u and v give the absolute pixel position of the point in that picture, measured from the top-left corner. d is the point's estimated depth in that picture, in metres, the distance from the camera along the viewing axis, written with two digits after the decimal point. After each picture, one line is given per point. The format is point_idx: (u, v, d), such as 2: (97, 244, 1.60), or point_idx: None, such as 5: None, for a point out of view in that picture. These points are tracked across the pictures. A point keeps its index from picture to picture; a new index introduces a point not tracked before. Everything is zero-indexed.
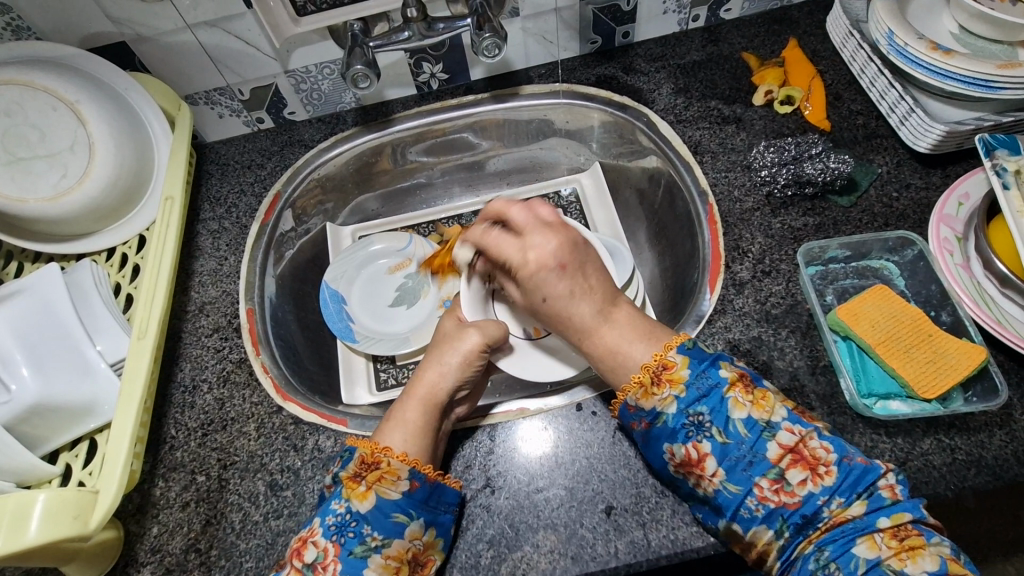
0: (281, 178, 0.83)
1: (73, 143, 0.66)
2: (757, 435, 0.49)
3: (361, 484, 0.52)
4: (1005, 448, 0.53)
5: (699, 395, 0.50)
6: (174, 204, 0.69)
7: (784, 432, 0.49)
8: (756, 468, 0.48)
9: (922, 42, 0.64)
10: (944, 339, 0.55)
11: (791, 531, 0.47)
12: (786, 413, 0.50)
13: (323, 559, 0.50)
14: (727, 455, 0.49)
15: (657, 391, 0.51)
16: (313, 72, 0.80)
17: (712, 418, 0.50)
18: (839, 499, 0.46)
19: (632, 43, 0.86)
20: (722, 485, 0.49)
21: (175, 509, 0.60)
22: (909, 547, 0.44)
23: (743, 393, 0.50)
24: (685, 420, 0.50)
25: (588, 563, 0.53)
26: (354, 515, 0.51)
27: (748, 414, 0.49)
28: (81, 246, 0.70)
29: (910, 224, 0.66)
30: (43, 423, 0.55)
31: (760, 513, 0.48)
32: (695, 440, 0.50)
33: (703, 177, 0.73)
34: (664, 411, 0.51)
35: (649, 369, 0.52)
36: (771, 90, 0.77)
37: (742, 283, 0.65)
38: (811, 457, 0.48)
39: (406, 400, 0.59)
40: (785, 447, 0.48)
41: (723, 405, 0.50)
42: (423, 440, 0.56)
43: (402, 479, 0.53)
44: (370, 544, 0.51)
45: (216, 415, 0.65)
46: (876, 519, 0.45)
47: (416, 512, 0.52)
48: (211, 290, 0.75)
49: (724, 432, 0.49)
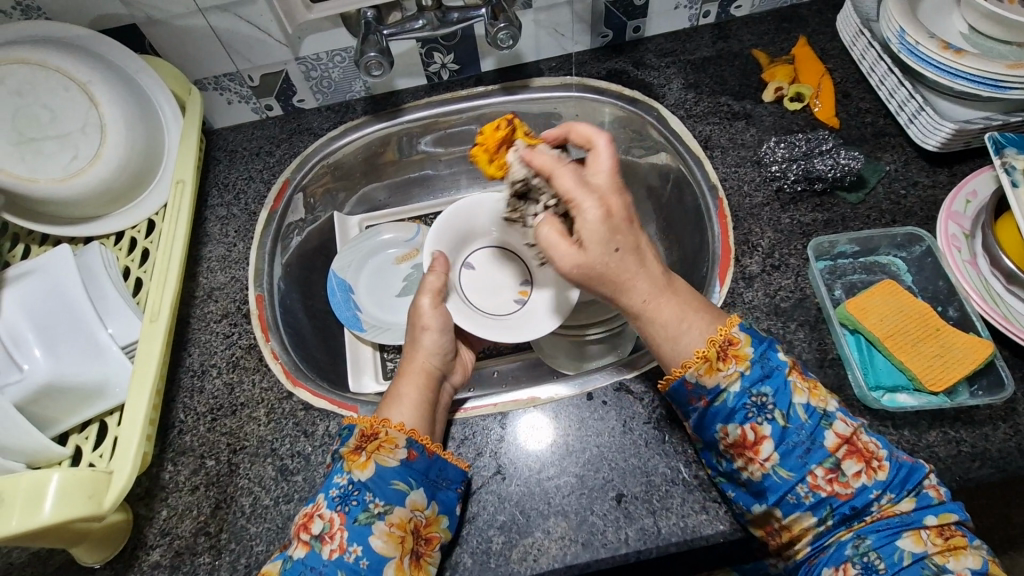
0: (290, 166, 0.83)
1: (84, 125, 0.66)
2: (816, 422, 0.48)
3: (361, 455, 0.52)
4: (1010, 441, 0.54)
5: (764, 375, 0.49)
6: (185, 188, 0.69)
7: (840, 421, 0.48)
8: (812, 456, 0.47)
9: (933, 41, 0.65)
10: (951, 333, 0.56)
11: (835, 520, 0.47)
12: (839, 406, 0.50)
13: (330, 529, 0.50)
14: (786, 440, 0.48)
15: (723, 366, 0.49)
16: (323, 60, 0.80)
17: (775, 400, 0.48)
18: (890, 494, 0.47)
19: (643, 37, 0.87)
20: (774, 469, 0.48)
21: (185, 492, 0.60)
22: (952, 545, 0.45)
23: (801, 380, 0.50)
24: (748, 399, 0.49)
25: (598, 549, 0.54)
26: (356, 484, 0.51)
27: (807, 401, 0.49)
28: (90, 229, 0.70)
29: (918, 221, 0.66)
30: (54, 404, 0.55)
31: (809, 500, 0.47)
32: (755, 421, 0.49)
33: (713, 172, 0.74)
34: (726, 388, 0.49)
35: (716, 344, 0.50)
36: (780, 87, 0.77)
37: (752, 277, 0.66)
38: (864, 450, 0.48)
39: (400, 379, 0.61)
40: (842, 437, 0.48)
41: (786, 388, 0.49)
42: (420, 412, 0.57)
43: (400, 447, 0.53)
44: (373, 511, 0.50)
45: (225, 400, 0.65)
46: (923, 516, 0.46)
47: (416, 482, 0.53)
48: (220, 276, 0.74)
49: (785, 416, 0.48)
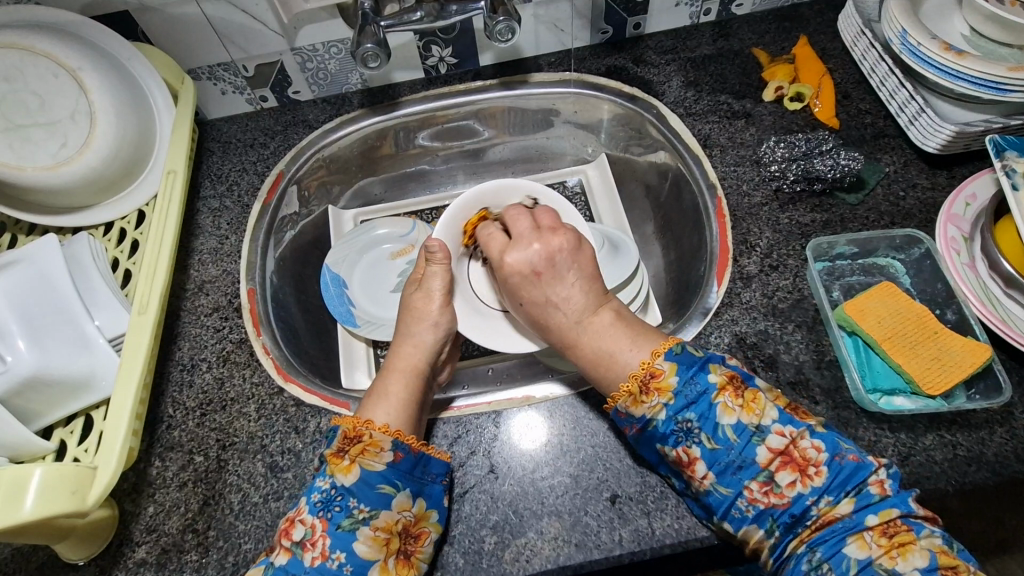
0: (284, 158, 0.82)
1: (73, 113, 0.64)
2: (746, 440, 0.48)
3: (344, 458, 0.51)
4: (1006, 445, 0.54)
5: (688, 401, 0.49)
6: (176, 178, 0.67)
7: (774, 434, 0.48)
8: (745, 472, 0.48)
9: (935, 42, 0.64)
10: (949, 336, 0.56)
11: (781, 530, 0.47)
12: (777, 415, 0.48)
13: (312, 536, 0.49)
14: (717, 460, 0.48)
15: (646, 399, 0.50)
16: (319, 51, 0.79)
17: (700, 424, 0.48)
18: (828, 498, 0.46)
19: (643, 34, 0.86)
20: (713, 487, 0.48)
21: (172, 488, 0.59)
22: (899, 544, 0.43)
23: (733, 398, 0.49)
24: (675, 426, 0.49)
25: (591, 550, 0.53)
26: (339, 489, 0.50)
27: (738, 420, 0.48)
28: (80, 219, 0.68)
29: (916, 223, 0.66)
30: (38, 397, 0.54)
31: (750, 514, 0.48)
32: (684, 445, 0.49)
33: (712, 170, 0.74)
34: (653, 417, 0.49)
35: (637, 378, 0.50)
36: (781, 87, 0.77)
37: (750, 277, 0.65)
38: (800, 459, 0.47)
39: (387, 377, 0.59)
40: (775, 450, 0.47)
41: (711, 410, 0.48)
42: (407, 412, 0.56)
43: (386, 451, 0.52)
44: (358, 516, 0.50)
45: (215, 395, 0.64)
46: (864, 518, 0.45)
47: (402, 483, 0.52)
48: (211, 268, 0.73)
49: (712, 439, 0.48)
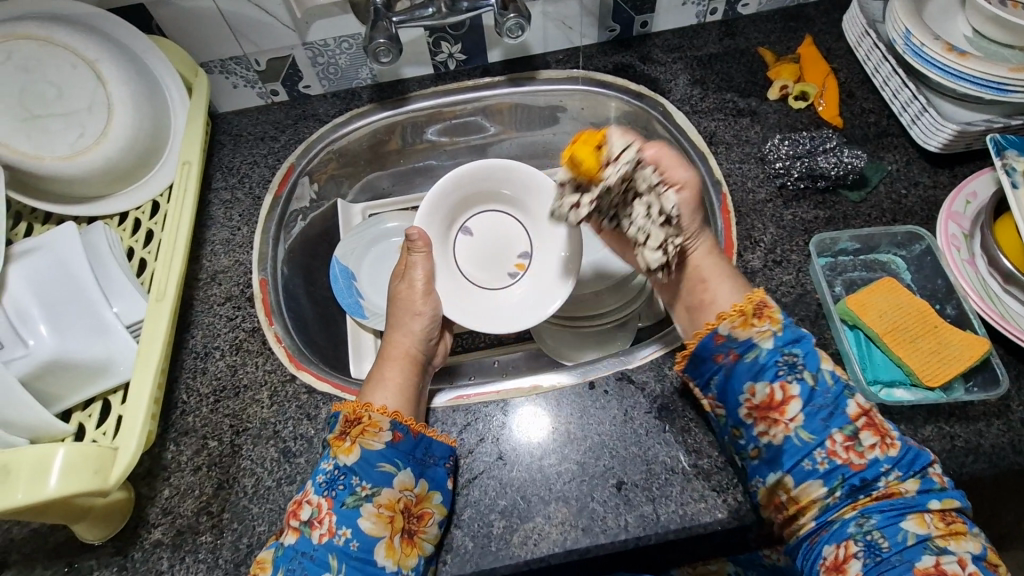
0: (295, 151, 0.83)
1: (91, 104, 0.65)
2: (841, 389, 0.50)
3: (346, 440, 0.53)
4: (1003, 437, 0.55)
5: (795, 337, 0.52)
6: (191, 168, 0.68)
7: (861, 394, 0.51)
8: (834, 420, 0.50)
9: (938, 43, 0.66)
10: (948, 331, 0.57)
11: (842, 492, 0.48)
12: (860, 381, 0.52)
13: (318, 514, 0.51)
14: (812, 401, 0.50)
15: (757, 323, 0.53)
16: (331, 46, 0.80)
17: (805, 361, 0.51)
18: (897, 471, 0.48)
19: (650, 33, 0.87)
20: (797, 431, 0.50)
21: (187, 472, 0.60)
22: (954, 530, 0.46)
23: (831, 350, 0.53)
24: (780, 357, 0.52)
25: (597, 535, 0.54)
26: (342, 469, 0.52)
27: (836, 368, 0.51)
28: (95, 209, 0.69)
29: (918, 220, 0.67)
30: (58, 380, 0.55)
31: (823, 466, 0.49)
32: (785, 379, 0.51)
33: (717, 167, 0.75)
34: (759, 343, 0.52)
35: (752, 303, 0.54)
36: (786, 86, 0.78)
37: (754, 271, 0.66)
38: (880, 425, 0.49)
39: (383, 364, 0.61)
40: (862, 409, 0.50)
41: (816, 352, 0.52)
42: (406, 394, 0.58)
43: (385, 430, 0.54)
44: (361, 494, 0.51)
45: (228, 382, 0.66)
46: (927, 499, 0.47)
47: (403, 462, 0.54)
48: (223, 259, 0.74)
49: (814, 376, 0.51)
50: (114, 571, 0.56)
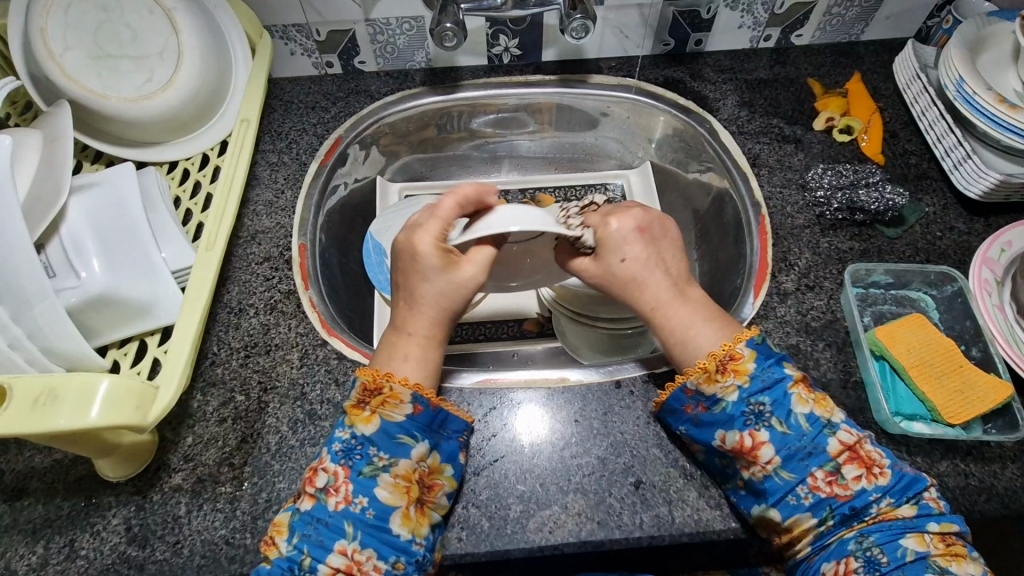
0: (344, 124, 0.84)
1: (162, 51, 0.66)
2: (819, 430, 0.50)
3: (365, 410, 0.53)
4: (1016, 481, 0.56)
5: (764, 387, 0.52)
6: (248, 126, 0.71)
7: (843, 431, 0.50)
8: (814, 459, 0.50)
9: (989, 93, 0.67)
10: (974, 372, 0.59)
11: (835, 521, 0.49)
12: (845, 417, 0.52)
13: (335, 483, 0.51)
14: (787, 444, 0.50)
15: (721, 378, 0.52)
16: (392, 26, 0.82)
17: (773, 409, 0.51)
18: (890, 499, 0.49)
19: (703, 51, 0.89)
20: (776, 471, 0.50)
21: (212, 422, 0.61)
22: (954, 551, 0.47)
23: (806, 391, 0.52)
24: (747, 408, 0.51)
25: (612, 530, 0.55)
26: (359, 439, 0.52)
27: (812, 411, 0.51)
28: (148, 154, 0.70)
29: (951, 263, 0.69)
30: (103, 314, 0.56)
31: (808, 501, 0.50)
32: (754, 427, 0.51)
33: (758, 189, 0.76)
34: (724, 397, 0.52)
35: (716, 357, 0.53)
36: (832, 118, 0.80)
37: (786, 293, 0.68)
38: (866, 457, 0.50)
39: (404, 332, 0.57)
40: (845, 444, 0.50)
41: (786, 399, 0.51)
42: (427, 367, 0.56)
43: (405, 403, 0.53)
44: (378, 464, 0.51)
45: (260, 339, 0.66)
46: (926, 522, 0.48)
47: (421, 435, 0.53)
48: (265, 220, 0.75)
49: (784, 423, 0.51)
50: (131, 511, 0.57)
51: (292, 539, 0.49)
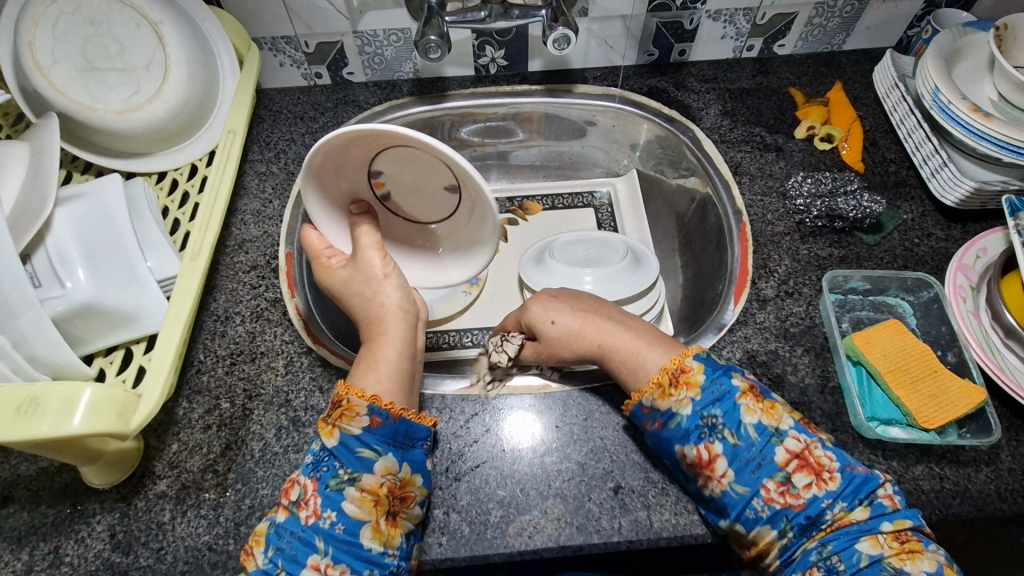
0: (332, 134, 0.85)
1: (150, 63, 0.67)
2: (767, 439, 0.51)
3: (330, 423, 0.53)
4: (990, 484, 0.57)
5: (714, 398, 0.52)
6: (235, 137, 0.72)
7: (791, 438, 0.51)
8: (764, 470, 0.50)
9: (964, 103, 0.68)
10: (948, 377, 0.59)
11: (794, 531, 0.49)
12: (794, 422, 0.52)
13: (304, 496, 0.51)
14: (738, 457, 0.51)
15: (675, 392, 0.53)
16: (379, 37, 0.83)
17: (724, 420, 0.52)
18: (842, 503, 0.49)
19: (687, 61, 0.90)
20: (730, 486, 0.51)
21: (197, 429, 0.62)
22: (908, 549, 0.47)
23: (755, 402, 0.52)
24: (700, 421, 0.52)
25: (590, 534, 0.56)
26: (326, 452, 0.52)
27: (759, 420, 0.51)
28: (135, 164, 0.71)
29: (928, 268, 0.70)
30: (89, 323, 0.56)
31: (766, 514, 0.50)
32: (708, 441, 0.51)
33: (739, 197, 0.77)
34: (678, 412, 0.53)
35: (668, 371, 0.54)
36: (813, 126, 0.81)
37: (766, 300, 0.69)
38: (816, 463, 0.50)
39: (374, 347, 0.58)
40: (792, 452, 0.50)
41: (736, 409, 0.52)
42: (398, 383, 0.56)
43: (363, 416, 0.52)
44: (343, 477, 0.51)
45: (246, 347, 0.67)
46: (880, 523, 0.48)
47: (383, 448, 0.52)
48: (252, 229, 0.76)
49: (735, 435, 0.51)
50: (116, 517, 0.57)
51: (268, 551, 0.50)
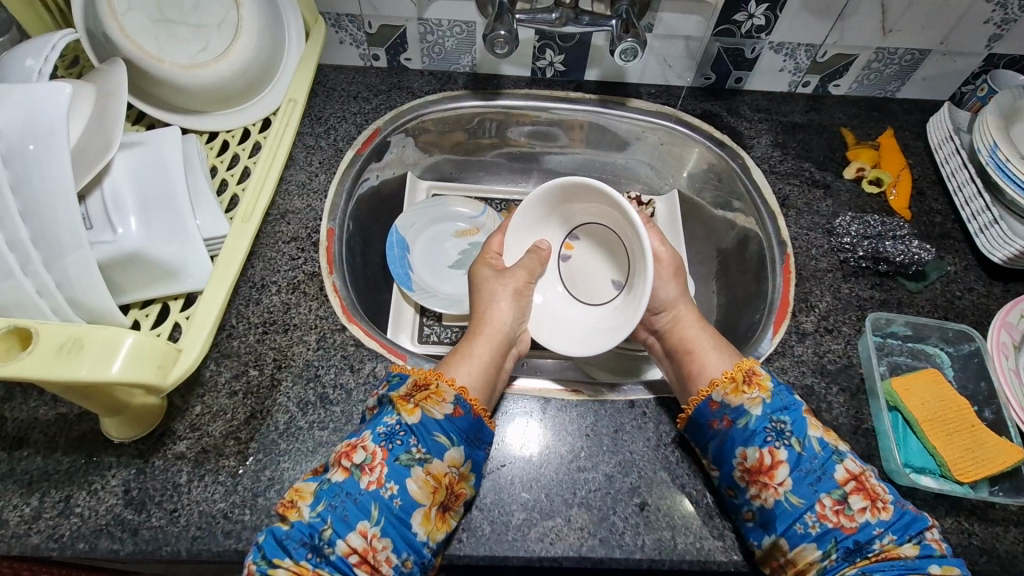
0: (383, 116, 0.85)
1: (221, 23, 0.67)
2: (829, 455, 0.52)
3: (411, 401, 0.54)
4: (1018, 545, 0.56)
5: (783, 406, 0.55)
6: (295, 106, 0.72)
7: (850, 460, 0.52)
8: (822, 485, 0.51)
9: (1022, 162, 0.69)
10: (986, 433, 0.59)
11: (838, 555, 0.49)
12: (850, 450, 0.54)
13: (371, 462, 0.51)
14: (800, 466, 0.52)
15: (747, 390, 0.56)
16: (443, 27, 0.83)
17: (792, 429, 0.54)
18: (892, 535, 0.49)
19: (741, 90, 0.91)
20: (786, 495, 0.51)
21: (222, 394, 0.61)
22: None
23: (817, 421, 0.55)
24: (768, 424, 0.54)
25: (613, 548, 0.55)
26: (404, 426, 0.52)
27: (822, 436, 0.54)
28: (190, 121, 0.71)
29: (968, 322, 0.70)
30: (133, 273, 0.56)
31: (815, 530, 0.50)
32: (773, 445, 0.53)
33: (785, 228, 0.77)
34: (750, 410, 0.55)
35: (740, 371, 0.58)
36: (862, 168, 0.81)
37: (805, 333, 0.68)
38: (871, 489, 0.51)
39: (474, 340, 0.62)
40: (851, 474, 0.51)
41: (803, 420, 0.54)
42: (485, 377, 0.59)
43: (448, 402, 0.54)
44: (415, 455, 0.51)
45: (279, 317, 0.66)
46: (927, 564, 0.48)
47: (457, 439, 0.53)
48: (296, 200, 0.75)
49: (800, 444, 0.53)
50: (132, 473, 0.56)
51: (318, 506, 0.48)
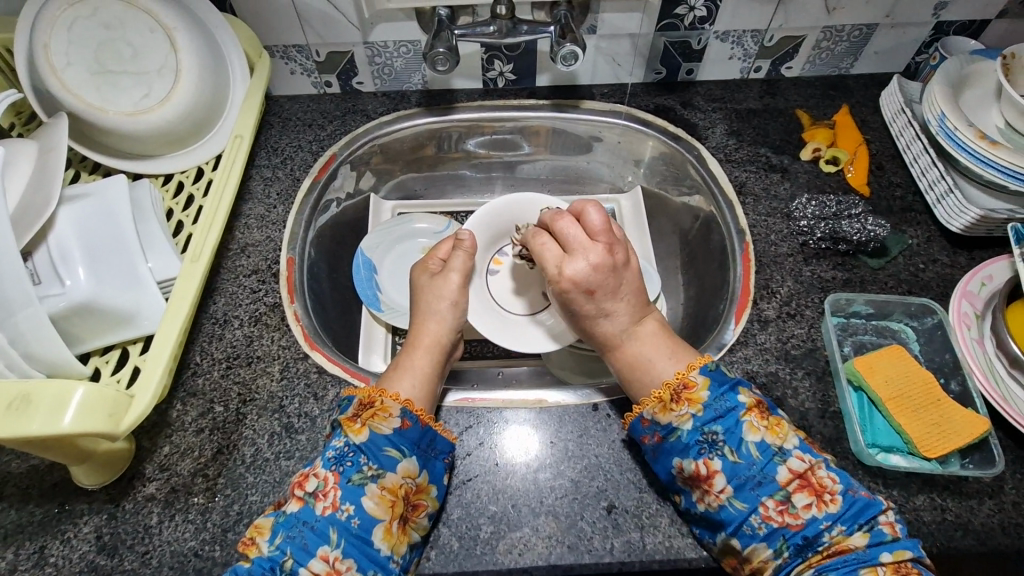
0: (339, 142, 0.85)
1: (162, 67, 0.68)
2: (769, 458, 0.51)
3: (357, 421, 0.53)
4: (993, 517, 0.55)
5: (716, 415, 0.53)
6: (242, 142, 0.72)
7: (795, 458, 0.51)
8: (763, 488, 0.50)
9: (971, 129, 0.68)
10: (951, 406, 0.58)
11: (790, 552, 0.49)
12: (798, 442, 0.52)
13: (324, 487, 0.51)
14: (737, 474, 0.51)
15: (676, 407, 0.54)
16: (390, 48, 0.84)
17: (725, 438, 0.52)
18: (841, 526, 0.48)
19: (694, 81, 0.91)
20: (729, 501, 0.50)
21: (189, 432, 0.61)
22: None
23: (758, 419, 0.52)
24: (700, 436, 0.52)
25: (583, 554, 0.55)
26: (352, 447, 0.52)
27: (762, 439, 0.51)
28: (144, 165, 0.72)
29: (933, 295, 0.69)
30: (87, 321, 0.57)
31: (762, 531, 0.50)
32: (707, 456, 0.52)
33: (743, 217, 0.77)
34: (678, 426, 0.53)
35: (670, 387, 0.55)
36: (819, 149, 0.81)
37: (767, 321, 0.68)
38: (817, 484, 0.50)
39: (412, 352, 0.62)
40: (795, 472, 0.50)
41: (738, 428, 0.52)
42: (427, 388, 0.60)
43: (395, 417, 0.54)
44: (367, 473, 0.52)
45: (242, 351, 0.67)
46: (878, 553, 0.47)
47: (409, 451, 0.54)
48: (255, 233, 0.76)
49: (735, 452, 0.51)
50: (103, 519, 0.57)
51: (276, 539, 0.49)
